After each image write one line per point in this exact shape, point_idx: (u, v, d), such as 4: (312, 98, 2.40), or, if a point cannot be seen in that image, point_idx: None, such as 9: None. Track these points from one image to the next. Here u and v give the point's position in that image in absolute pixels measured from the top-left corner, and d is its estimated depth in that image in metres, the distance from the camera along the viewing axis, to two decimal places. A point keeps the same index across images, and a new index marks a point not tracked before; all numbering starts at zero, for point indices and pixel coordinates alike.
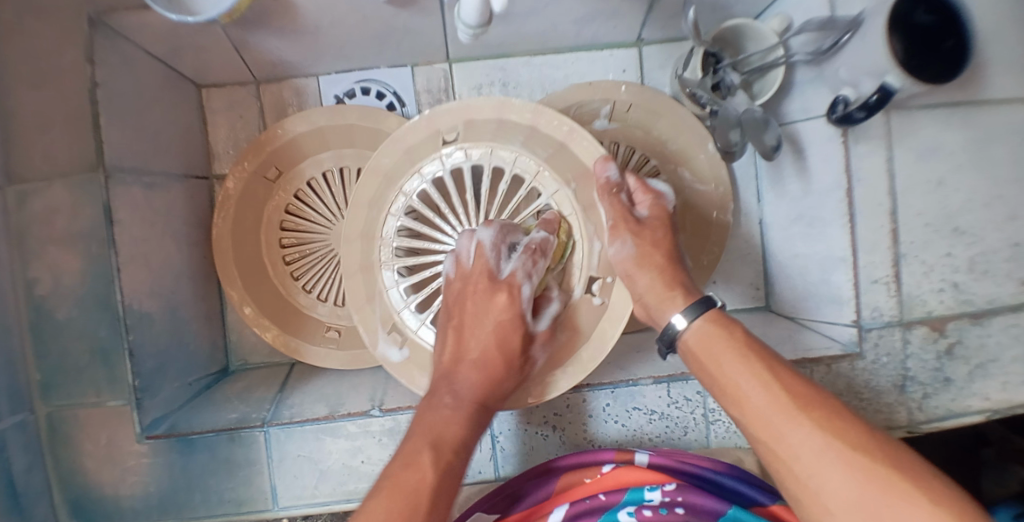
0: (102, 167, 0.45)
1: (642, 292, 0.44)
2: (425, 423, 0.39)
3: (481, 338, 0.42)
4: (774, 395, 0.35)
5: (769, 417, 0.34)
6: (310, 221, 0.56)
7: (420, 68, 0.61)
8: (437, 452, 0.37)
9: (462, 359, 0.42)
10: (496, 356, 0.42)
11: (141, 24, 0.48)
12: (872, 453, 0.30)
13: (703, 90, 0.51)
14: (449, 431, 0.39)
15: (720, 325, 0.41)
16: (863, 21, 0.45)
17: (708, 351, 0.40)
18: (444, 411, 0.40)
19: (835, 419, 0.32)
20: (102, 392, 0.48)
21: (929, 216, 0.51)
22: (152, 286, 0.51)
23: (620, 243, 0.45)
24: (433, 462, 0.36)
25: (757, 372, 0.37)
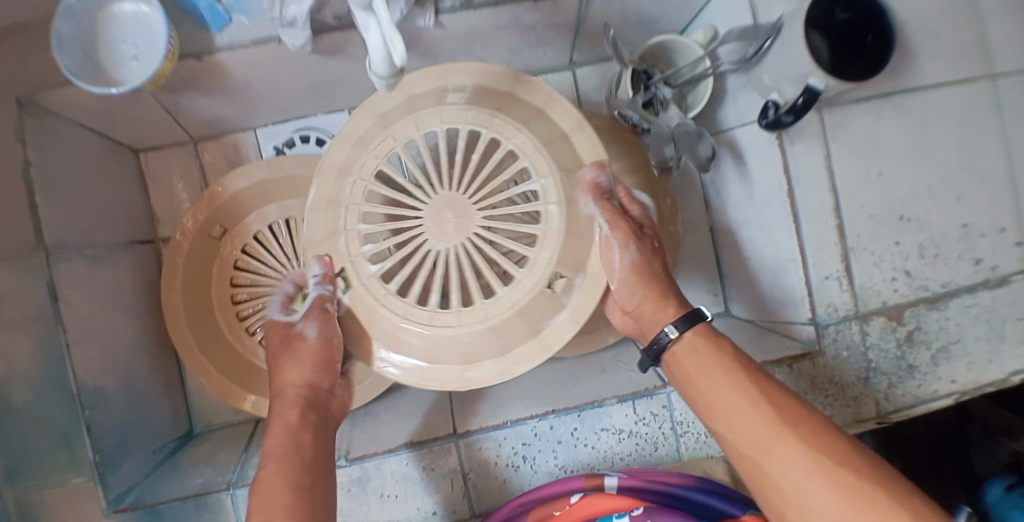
0: (43, 247, 0.45)
1: (638, 303, 0.45)
2: (274, 448, 0.41)
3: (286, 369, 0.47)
4: (759, 411, 0.36)
5: (757, 435, 0.36)
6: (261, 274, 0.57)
7: (359, 112, 0.61)
8: (295, 455, 0.40)
9: (284, 388, 0.46)
10: (325, 361, 0.47)
11: (69, 99, 0.48)
12: (859, 470, 0.31)
13: (634, 111, 0.52)
14: (309, 455, 0.41)
15: (708, 338, 0.42)
16: (782, 27, 0.46)
17: (695, 365, 0.41)
18: (303, 434, 0.43)
19: (821, 438, 0.34)
20: (65, 471, 0.46)
21: (873, 208, 0.52)
22: (104, 360, 0.51)
23: (626, 248, 0.45)
24: (287, 483, 0.38)
25: (743, 388, 0.38)
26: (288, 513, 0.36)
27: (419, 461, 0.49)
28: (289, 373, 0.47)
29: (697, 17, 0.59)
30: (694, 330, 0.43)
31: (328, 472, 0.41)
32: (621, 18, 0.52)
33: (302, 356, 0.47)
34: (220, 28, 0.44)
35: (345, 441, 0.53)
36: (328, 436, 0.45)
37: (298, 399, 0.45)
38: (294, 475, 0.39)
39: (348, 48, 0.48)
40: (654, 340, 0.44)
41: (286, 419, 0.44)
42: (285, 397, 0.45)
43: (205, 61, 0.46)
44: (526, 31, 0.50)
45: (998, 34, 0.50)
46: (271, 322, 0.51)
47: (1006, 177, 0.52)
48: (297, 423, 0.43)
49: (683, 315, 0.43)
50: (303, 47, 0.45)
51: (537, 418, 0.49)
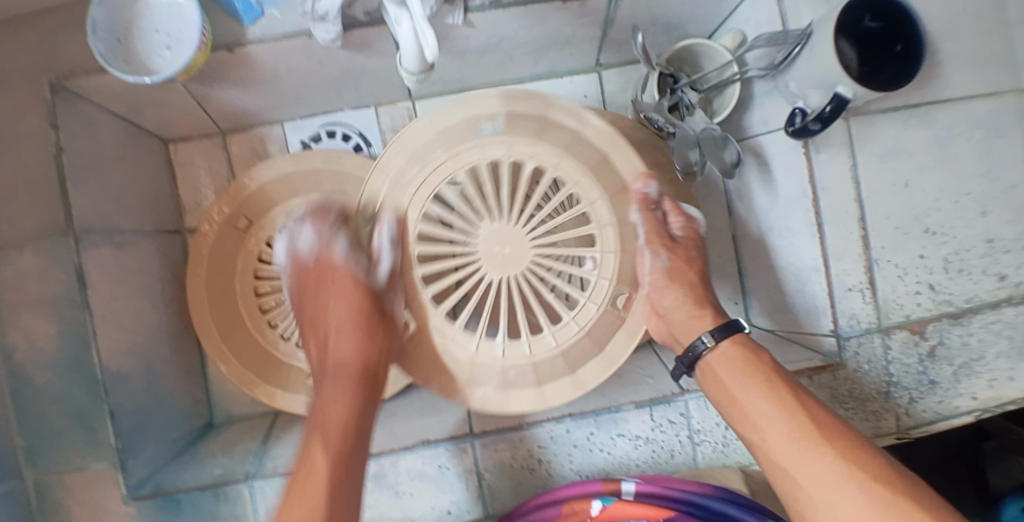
0: (72, 232, 0.46)
1: (670, 309, 0.46)
2: (319, 414, 0.42)
3: (337, 309, 0.46)
4: (797, 424, 0.37)
5: (791, 445, 0.36)
6: None
7: (384, 108, 0.62)
8: (324, 438, 0.40)
9: (351, 364, 0.44)
10: (371, 321, 0.45)
11: (104, 87, 0.49)
12: (896, 489, 0.32)
13: (659, 113, 0.51)
14: (328, 422, 0.41)
15: (743, 347, 0.43)
16: (812, 33, 0.46)
17: (730, 373, 0.41)
18: (357, 341, 0.45)
19: (854, 450, 0.34)
20: (85, 454, 0.48)
21: (898, 219, 0.52)
22: (128, 345, 0.51)
23: (656, 257, 0.47)
24: (325, 461, 0.38)
25: (781, 400, 0.38)
26: (317, 484, 0.37)
27: (436, 460, 0.49)
28: (340, 339, 0.45)
29: (725, 22, 0.59)
30: (728, 341, 0.43)
31: (361, 443, 0.41)
32: (648, 21, 0.52)
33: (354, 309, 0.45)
34: (251, 20, 0.45)
35: None
36: (353, 455, 0.40)
37: (336, 374, 0.44)
38: (334, 466, 0.38)
39: (376, 44, 0.48)
40: (690, 348, 0.44)
41: (350, 390, 0.43)
42: (327, 360, 0.46)
43: (235, 53, 0.46)
44: (556, 31, 0.50)
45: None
46: (330, 276, 0.47)
47: None
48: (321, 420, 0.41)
49: (721, 326, 0.44)
50: (333, 42, 0.45)
51: (554, 423, 0.49)
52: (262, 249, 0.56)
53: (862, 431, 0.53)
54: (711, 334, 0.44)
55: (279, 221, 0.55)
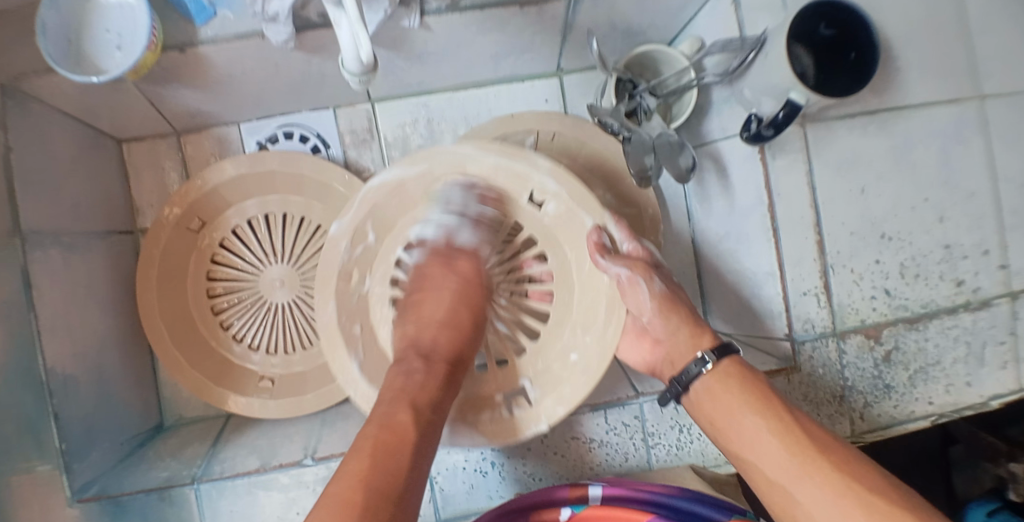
0: (18, 232, 0.45)
1: (670, 335, 0.45)
2: (397, 388, 0.40)
3: (436, 307, 0.47)
4: (795, 448, 0.36)
5: (786, 463, 0.36)
6: (239, 271, 0.57)
7: (343, 111, 0.61)
8: (415, 411, 0.38)
9: (417, 344, 0.45)
10: (467, 324, 0.48)
11: (52, 86, 0.48)
12: (893, 498, 0.32)
13: (615, 118, 0.49)
14: (388, 436, 0.35)
15: (733, 375, 0.41)
16: (767, 40, 0.46)
17: (723, 404, 0.40)
18: (417, 374, 0.41)
19: (847, 465, 0.35)
20: (31, 458, 0.45)
21: (853, 225, 0.52)
22: (75, 348, 0.51)
23: (651, 281, 0.46)
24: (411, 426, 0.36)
25: (774, 423, 0.38)
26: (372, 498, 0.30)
27: None
28: (455, 307, 0.48)
29: (685, 30, 0.59)
30: (715, 373, 0.41)
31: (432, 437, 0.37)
32: (608, 26, 0.52)
33: (468, 326, 0.48)
34: (204, 21, 0.44)
35: (314, 438, 0.52)
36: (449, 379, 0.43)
37: (403, 353, 0.44)
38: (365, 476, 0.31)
39: (333, 45, 0.48)
40: (685, 371, 0.42)
41: (454, 276, 0.49)
42: (421, 346, 0.45)
43: (188, 53, 0.46)
44: (515, 34, 0.50)
45: (982, 57, 0.51)
46: (471, 288, 0.50)
47: (991, 199, 0.52)
48: (422, 314, 0.47)
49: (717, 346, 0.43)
50: (286, 43, 0.45)
51: None
52: (216, 251, 0.56)
53: None
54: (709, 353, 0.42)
55: (236, 224, 0.56)
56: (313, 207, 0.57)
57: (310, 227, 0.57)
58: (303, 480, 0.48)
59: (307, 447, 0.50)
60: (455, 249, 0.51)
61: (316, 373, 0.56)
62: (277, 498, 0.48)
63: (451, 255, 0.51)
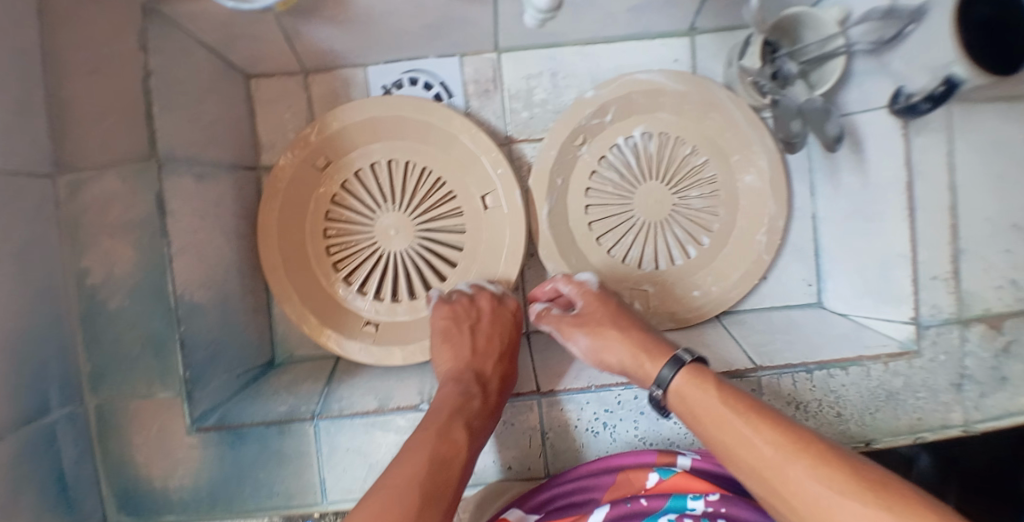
0: (155, 156, 0.46)
1: (621, 360, 0.46)
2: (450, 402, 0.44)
3: (490, 340, 0.51)
4: (758, 451, 0.34)
5: (766, 468, 0.34)
6: (356, 213, 0.57)
7: (468, 58, 0.60)
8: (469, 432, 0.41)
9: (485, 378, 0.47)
10: (507, 353, 0.51)
11: (194, 13, 0.48)
12: (865, 493, 0.29)
13: (766, 79, 0.50)
14: (446, 446, 0.39)
15: (697, 380, 0.40)
16: (928, 11, 0.44)
17: (692, 409, 0.39)
18: (475, 401, 0.44)
19: (825, 463, 0.32)
20: (152, 383, 0.49)
21: (989, 212, 0.50)
22: (203, 277, 0.51)
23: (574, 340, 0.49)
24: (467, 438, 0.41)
25: (736, 426, 0.36)
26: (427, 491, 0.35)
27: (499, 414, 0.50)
28: (489, 337, 0.51)
29: None
30: (682, 374, 0.41)
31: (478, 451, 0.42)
32: None
33: (501, 345, 0.51)
34: None
35: (428, 385, 0.52)
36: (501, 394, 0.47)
37: (465, 375, 0.47)
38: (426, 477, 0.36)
39: None
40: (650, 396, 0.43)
41: (490, 319, 0.52)
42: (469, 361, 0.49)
43: None
44: None
45: None
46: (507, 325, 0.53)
47: None
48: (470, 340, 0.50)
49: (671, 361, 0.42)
50: None
51: (623, 387, 0.49)
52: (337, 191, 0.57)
53: (931, 423, 0.52)
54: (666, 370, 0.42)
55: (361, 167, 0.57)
56: (434, 157, 0.57)
57: (429, 178, 0.57)
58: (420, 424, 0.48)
59: (423, 393, 0.51)
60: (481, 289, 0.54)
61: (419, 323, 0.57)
62: (391, 439, 0.49)
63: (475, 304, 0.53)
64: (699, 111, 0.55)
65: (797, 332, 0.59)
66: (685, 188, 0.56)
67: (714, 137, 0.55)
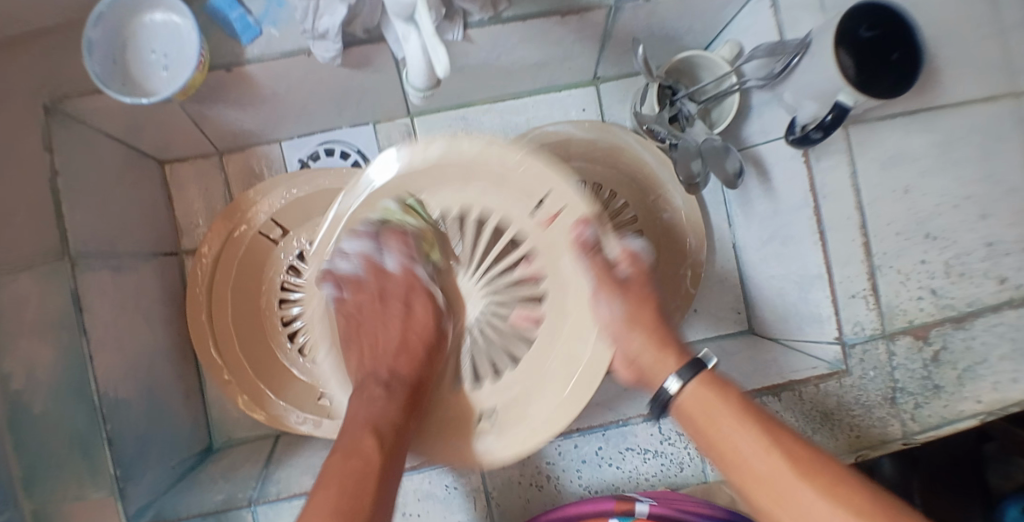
0: (68, 255, 0.46)
1: (635, 353, 0.44)
2: (357, 417, 0.41)
3: (390, 336, 0.47)
4: (779, 464, 0.34)
5: (774, 485, 0.33)
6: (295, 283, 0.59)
7: (381, 125, 0.64)
8: (377, 436, 0.39)
9: (391, 371, 0.45)
10: (417, 344, 0.48)
11: (97, 108, 0.48)
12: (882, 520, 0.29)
13: (661, 126, 0.53)
14: (354, 463, 0.37)
15: (710, 386, 0.39)
16: (811, 42, 0.46)
17: (704, 412, 0.38)
18: (379, 402, 0.42)
19: (839, 486, 0.31)
20: (84, 484, 0.46)
21: (899, 224, 0.51)
22: (127, 371, 0.51)
23: (608, 303, 0.44)
24: (376, 446, 0.39)
25: (756, 435, 0.36)
26: None
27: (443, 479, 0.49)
28: (384, 330, 0.48)
29: (724, 31, 0.60)
30: (699, 380, 0.40)
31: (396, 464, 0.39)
32: (646, 34, 0.53)
33: (415, 344, 0.48)
34: (250, 39, 0.45)
35: None
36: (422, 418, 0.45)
37: (377, 382, 0.44)
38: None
39: (377, 60, 0.48)
40: (658, 392, 0.41)
41: (402, 316, 0.48)
42: (383, 376, 0.45)
43: (234, 72, 0.46)
44: (554, 46, 0.50)
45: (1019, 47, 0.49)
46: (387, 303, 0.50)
47: None
48: (375, 343, 0.47)
49: (687, 364, 0.41)
50: (333, 60, 0.45)
51: (562, 438, 0.50)
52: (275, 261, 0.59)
53: (870, 439, 0.51)
54: (677, 375, 0.40)
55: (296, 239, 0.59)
56: None
57: None
58: None
59: None
60: (382, 270, 0.49)
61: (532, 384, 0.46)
62: None
63: (379, 290, 0.50)
64: (610, 158, 0.57)
65: (730, 362, 0.61)
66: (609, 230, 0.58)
67: (627, 178, 0.58)
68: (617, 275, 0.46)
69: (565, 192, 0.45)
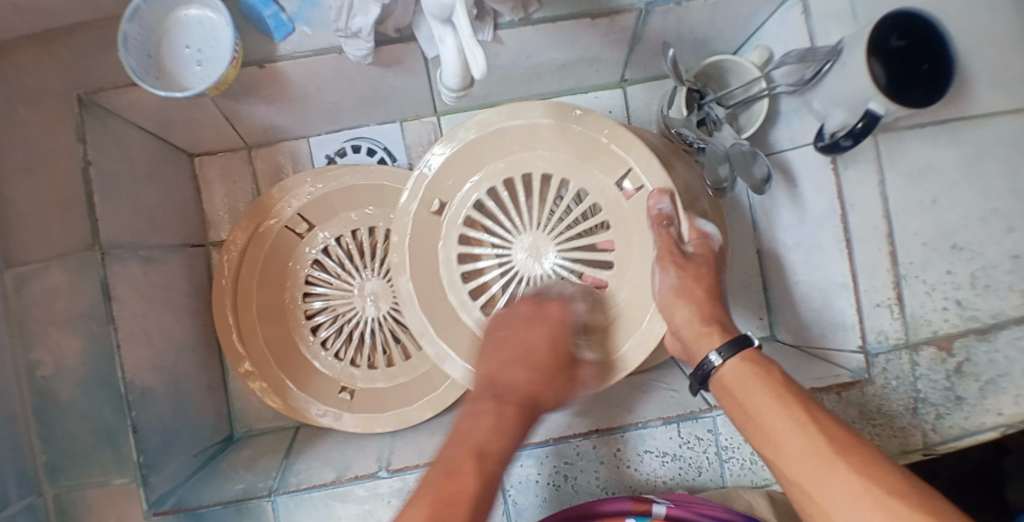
0: (99, 246, 0.46)
1: (679, 323, 0.43)
2: (465, 434, 0.36)
3: (534, 341, 0.42)
4: (811, 440, 0.32)
5: (807, 463, 0.32)
6: (321, 279, 0.60)
7: (409, 123, 0.64)
8: (481, 460, 0.33)
9: (498, 384, 0.40)
10: (558, 364, 0.42)
11: (130, 100, 0.49)
12: (909, 498, 0.27)
13: (689, 129, 0.53)
14: (451, 485, 0.31)
15: (754, 363, 0.39)
16: (842, 50, 0.46)
17: (742, 386, 0.38)
18: (489, 416, 0.37)
19: (873, 466, 0.29)
20: (109, 471, 0.47)
21: (926, 235, 0.50)
22: (153, 361, 0.51)
23: (665, 272, 0.44)
24: (476, 471, 0.32)
25: (792, 413, 0.34)
26: None
27: None
28: (542, 346, 0.42)
29: (752, 38, 0.60)
30: (739, 357, 0.39)
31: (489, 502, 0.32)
32: (676, 38, 0.53)
33: (553, 365, 0.42)
34: (283, 36, 0.45)
35: (387, 452, 0.52)
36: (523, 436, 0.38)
37: (508, 396, 0.39)
38: None
39: (407, 60, 0.49)
40: (699, 364, 0.41)
41: (547, 330, 0.43)
42: (497, 386, 0.40)
43: (266, 69, 0.46)
44: (585, 48, 0.51)
45: None
46: (542, 324, 0.43)
47: None
48: (517, 357, 0.41)
49: (730, 341, 0.40)
50: (365, 59, 0.45)
51: (581, 438, 0.50)
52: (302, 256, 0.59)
53: (890, 448, 0.51)
54: (719, 351, 0.39)
55: (322, 235, 0.60)
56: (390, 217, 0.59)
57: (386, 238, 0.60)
58: (379, 493, 0.47)
59: (381, 459, 0.51)
60: (543, 302, 0.44)
61: (590, 351, 0.47)
62: (352, 510, 0.47)
63: (538, 315, 0.44)
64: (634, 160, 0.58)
65: None
66: None
67: None
68: (681, 250, 0.45)
69: (643, 171, 0.47)
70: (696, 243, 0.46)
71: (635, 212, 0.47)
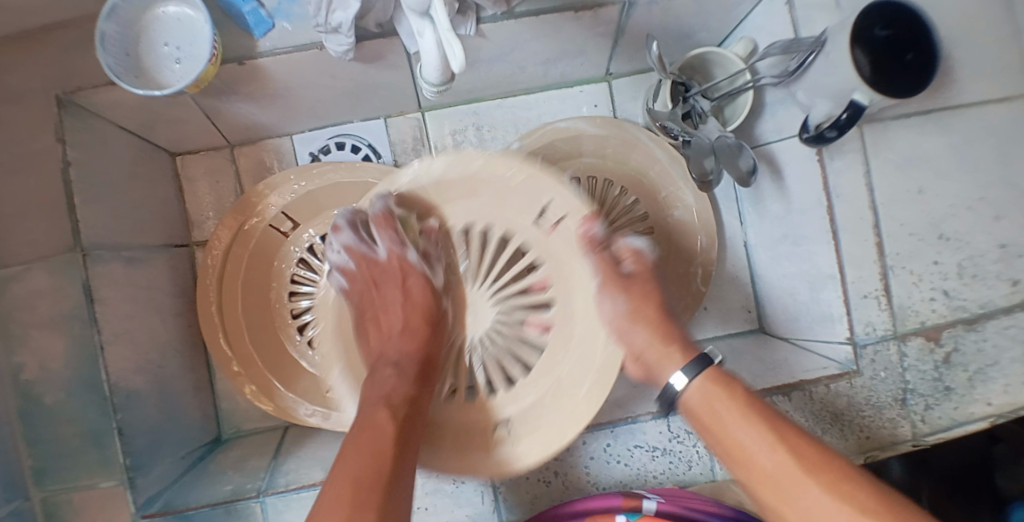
0: (80, 247, 0.45)
1: (640, 346, 0.44)
2: (372, 394, 0.41)
3: (392, 312, 0.46)
4: (781, 459, 0.35)
5: (780, 483, 0.34)
6: (308, 277, 0.60)
7: (393, 120, 0.64)
8: (390, 409, 0.39)
9: (386, 355, 0.44)
10: (419, 324, 0.46)
11: (108, 99, 0.48)
12: (876, 509, 0.30)
13: (675, 123, 0.53)
14: (370, 434, 0.37)
15: (719, 383, 0.40)
16: (826, 40, 0.45)
17: (709, 409, 0.39)
18: (391, 380, 0.42)
19: (843, 482, 0.32)
20: (93, 474, 0.46)
21: (913, 226, 0.50)
22: (137, 362, 0.51)
23: (614, 300, 0.44)
24: (388, 420, 0.38)
25: (761, 434, 0.36)
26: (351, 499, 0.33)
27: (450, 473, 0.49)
28: (394, 305, 0.47)
29: (737, 30, 0.60)
30: (705, 376, 0.41)
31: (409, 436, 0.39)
32: (661, 30, 0.53)
33: (418, 329, 0.46)
34: (262, 33, 0.44)
35: None
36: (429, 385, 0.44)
37: (401, 363, 0.43)
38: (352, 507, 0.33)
39: (389, 55, 0.48)
40: (665, 389, 0.42)
41: (401, 290, 0.47)
42: (386, 356, 0.44)
43: (246, 66, 0.46)
44: (568, 41, 0.50)
45: None
46: (383, 275, 0.48)
47: None
48: (377, 322, 0.46)
49: (695, 360, 0.42)
50: (345, 54, 0.45)
51: (570, 434, 0.50)
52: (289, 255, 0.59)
53: (879, 440, 0.51)
54: (683, 372, 0.41)
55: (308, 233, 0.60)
56: None
57: None
58: None
59: None
60: (370, 257, 0.48)
61: (552, 392, 0.45)
62: None
63: (375, 267, 0.48)
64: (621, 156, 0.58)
65: (738, 361, 0.61)
66: (620, 226, 0.59)
67: (637, 175, 0.59)
68: (623, 272, 0.46)
69: (562, 198, 0.44)
70: (632, 258, 0.47)
71: (570, 249, 0.45)
